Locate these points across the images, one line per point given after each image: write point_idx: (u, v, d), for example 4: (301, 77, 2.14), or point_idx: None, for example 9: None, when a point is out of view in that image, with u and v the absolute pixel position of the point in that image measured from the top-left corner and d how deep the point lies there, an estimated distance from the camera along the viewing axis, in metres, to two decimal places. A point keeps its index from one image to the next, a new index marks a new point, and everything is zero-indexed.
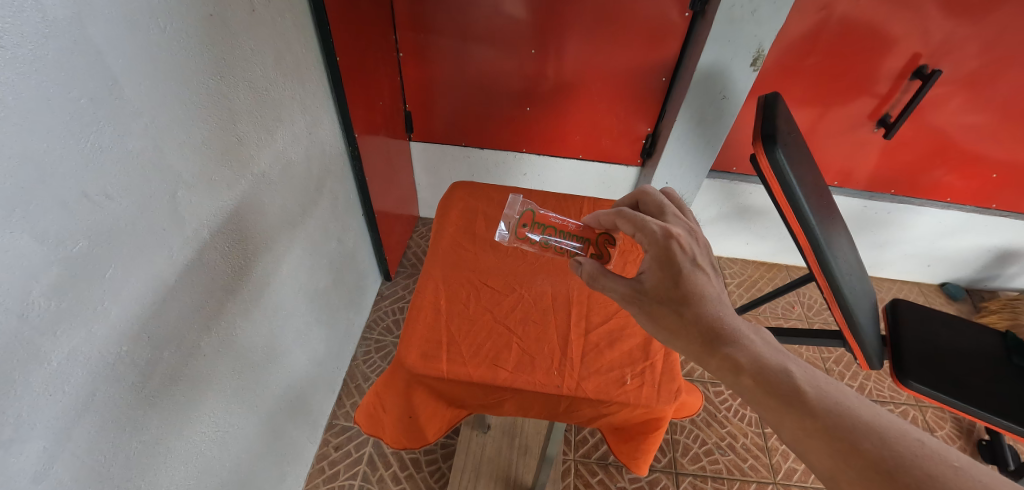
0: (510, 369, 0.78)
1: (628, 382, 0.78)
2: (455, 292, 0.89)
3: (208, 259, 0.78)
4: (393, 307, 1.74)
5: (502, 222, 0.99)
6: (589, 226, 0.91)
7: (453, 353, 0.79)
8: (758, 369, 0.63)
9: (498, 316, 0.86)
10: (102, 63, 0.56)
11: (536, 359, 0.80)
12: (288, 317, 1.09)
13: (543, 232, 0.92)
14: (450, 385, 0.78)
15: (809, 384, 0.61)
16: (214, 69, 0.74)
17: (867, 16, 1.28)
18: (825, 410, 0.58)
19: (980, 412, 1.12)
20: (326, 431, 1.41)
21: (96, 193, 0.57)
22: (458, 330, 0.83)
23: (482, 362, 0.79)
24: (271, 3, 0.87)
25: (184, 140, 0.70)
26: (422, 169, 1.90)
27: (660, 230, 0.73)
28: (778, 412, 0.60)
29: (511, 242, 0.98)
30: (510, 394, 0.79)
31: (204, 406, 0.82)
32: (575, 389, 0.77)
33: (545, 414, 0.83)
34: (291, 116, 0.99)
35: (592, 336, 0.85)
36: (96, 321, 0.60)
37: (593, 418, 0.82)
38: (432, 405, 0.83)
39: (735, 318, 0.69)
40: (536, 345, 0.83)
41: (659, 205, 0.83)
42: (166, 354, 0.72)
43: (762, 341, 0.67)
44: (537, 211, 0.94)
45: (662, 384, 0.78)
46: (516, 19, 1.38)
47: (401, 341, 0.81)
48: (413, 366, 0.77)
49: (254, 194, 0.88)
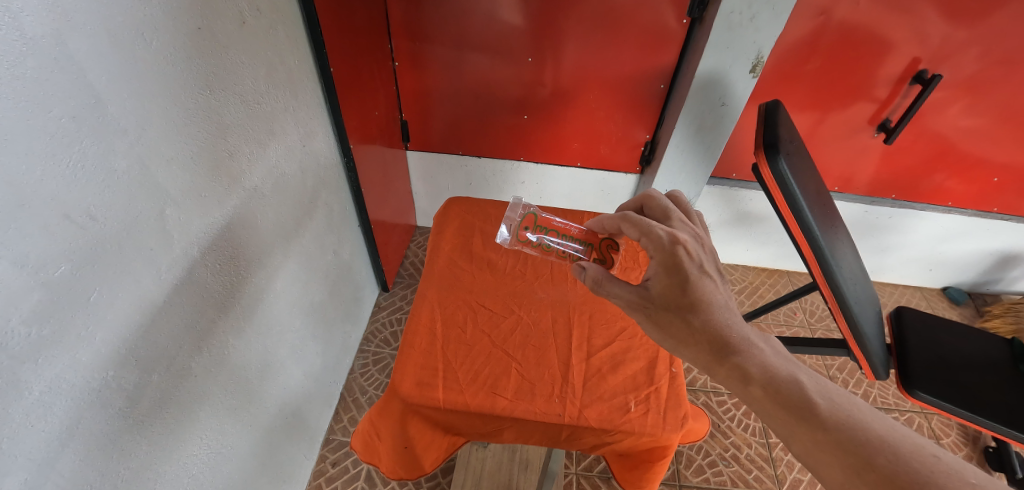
0: (509, 397, 0.76)
1: (632, 409, 0.76)
2: (452, 315, 0.87)
3: (199, 277, 0.76)
4: (391, 318, 1.72)
5: (502, 225, 0.95)
6: (592, 231, 0.92)
7: (449, 380, 0.77)
8: (768, 379, 0.61)
9: (497, 340, 0.84)
10: (84, 80, 0.54)
11: (536, 386, 0.78)
12: (282, 333, 1.07)
13: (545, 235, 0.92)
14: (446, 414, 0.76)
15: (821, 395, 0.59)
16: (203, 82, 0.72)
17: (866, 21, 1.27)
18: (838, 421, 0.56)
19: (987, 421, 1.10)
20: (323, 446, 1.38)
21: (79, 214, 0.55)
22: (454, 356, 0.81)
23: (480, 389, 0.77)
24: (261, 14, 0.85)
25: (173, 156, 0.68)
26: (420, 179, 1.88)
27: (666, 236, 0.70)
28: (789, 425, 0.58)
29: (511, 245, 0.95)
30: (509, 423, 0.76)
31: (195, 427, 0.80)
32: (577, 417, 0.75)
33: (546, 442, 0.80)
34: (284, 129, 0.97)
35: (594, 360, 0.83)
36: (80, 347, 0.58)
37: (595, 445, 0.79)
38: (428, 433, 0.80)
39: (743, 326, 0.67)
40: (536, 370, 0.81)
41: (665, 208, 0.81)
42: (155, 377, 0.69)
43: (772, 350, 0.65)
44: (540, 214, 0.94)
45: (668, 411, 0.76)
46: (512, 26, 1.36)
47: (396, 367, 0.79)
48: (408, 395, 0.75)
49: (245, 209, 0.86)
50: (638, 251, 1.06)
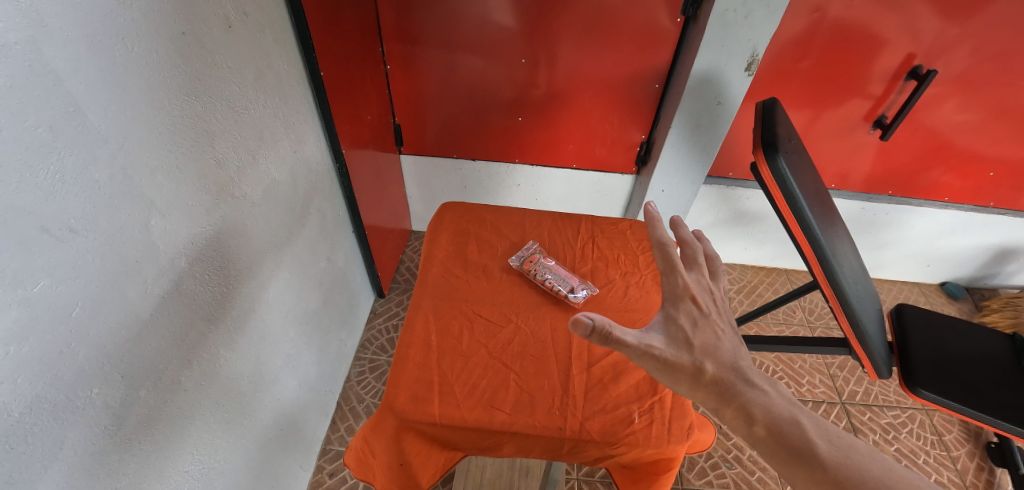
0: (508, 411, 0.74)
1: (636, 420, 0.75)
2: (447, 327, 0.85)
3: (187, 288, 0.74)
4: (386, 325, 1.70)
5: (530, 246, 1.02)
6: (551, 294, 0.93)
7: (445, 394, 0.76)
8: (771, 421, 0.59)
9: (494, 351, 0.82)
10: (62, 89, 0.52)
11: (536, 398, 0.76)
12: (276, 344, 1.04)
13: (549, 265, 0.95)
14: (443, 430, 0.74)
15: (821, 438, 0.57)
16: (188, 88, 0.70)
17: (860, 17, 1.26)
18: (838, 464, 0.54)
19: (988, 417, 1.09)
20: (320, 457, 1.36)
21: (59, 227, 0.53)
22: (451, 368, 0.79)
23: (477, 403, 0.75)
24: (249, 18, 0.83)
25: (157, 166, 0.66)
26: (414, 183, 1.86)
27: (681, 282, 0.69)
28: (789, 467, 0.57)
29: (536, 248, 1.01)
30: (508, 439, 0.75)
31: (187, 442, 0.78)
32: (579, 431, 0.73)
33: (548, 455, 0.78)
34: (274, 136, 0.95)
35: (596, 369, 0.81)
36: (62, 364, 0.56)
37: (598, 458, 0.77)
38: (424, 449, 0.78)
39: (748, 366, 0.64)
40: (535, 382, 0.79)
41: (681, 235, 0.76)
42: (143, 393, 0.67)
43: (775, 391, 0.62)
44: (529, 264, 0.97)
45: (672, 422, 0.75)
46: (504, 27, 1.35)
47: (390, 383, 0.77)
48: (403, 410, 0.74)
49: (234, 219, 0.84)
50: (637, 256, 1.04)
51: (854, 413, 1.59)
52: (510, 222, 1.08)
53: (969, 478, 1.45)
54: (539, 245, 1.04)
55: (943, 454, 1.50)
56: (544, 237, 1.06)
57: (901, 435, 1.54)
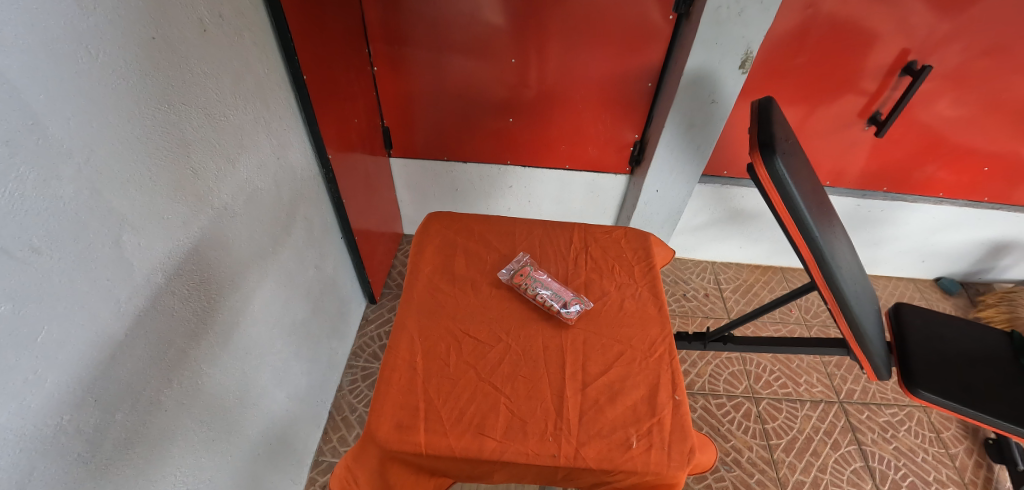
0: (499, 438, 0.72)
1: (633, 445, 0.73)
2: (433, 348, 0.83)
3: (164, 305, 0.71)
4: (378, 332, 1.67)
5: (520, 258, 1.00)
6: (543, 309, 0.90)
7: (432, 421, 0.73)
8: None
9: (483, 373, 0.80)
10: (20, 101, 0.48)
11: (528, 423, 0.74)
12: (262, 357, 1.01)
13: (539, 278, 0.93)
14: (431, 460, 0.72)
15: None
16: (160, 96, 0.67)
17: (854, 13, 1.25)
18: None
19: (991, 419, 1.08)
20: (312, 469, 1.33)
21: (22, 249, 0.50)
22: (437, 392, 0.77)
23: (466, 430, 0.73)
24: (225, 22, 0.80)
25: (128, 178, 0.63)
26: (405, 186, 1.83)
27: None
28: None
29: (526, 261, 0.99)
30: (500, 466, 0.72)
31: (169, 464, 0.75)
32: (574, 458, 0.71)
33: (542, 481, 0.76)
34: (255, 142, 0.92)
35: (590, 390, 0.79)
36: (29, 392, 0.52)
37: (594, 484, 0.75)
38: (411, 479, 0.76)
39: None
40: (526, 405, 0.76)
41: None
42: (119, 416, 0.65)
43: None
44: (519, 277, 0.94)
45: (672, 446, 0.73)
46: (493, 26, 1.32)
47: (375, 409, 0.75)
48: (387, 441, 0.71)
49: (214, 230, 0.81)
50: (632, 264, 1.02)
51: (852, 412, 1.58)
52: (501, 231, 1.06)
53: (968, 475, 1.44)
54: (529, 255, 1.01)
55: (942, 451, 1.49)
56: (535, 245, 1.04)
57: (899, 433, 1.53)
